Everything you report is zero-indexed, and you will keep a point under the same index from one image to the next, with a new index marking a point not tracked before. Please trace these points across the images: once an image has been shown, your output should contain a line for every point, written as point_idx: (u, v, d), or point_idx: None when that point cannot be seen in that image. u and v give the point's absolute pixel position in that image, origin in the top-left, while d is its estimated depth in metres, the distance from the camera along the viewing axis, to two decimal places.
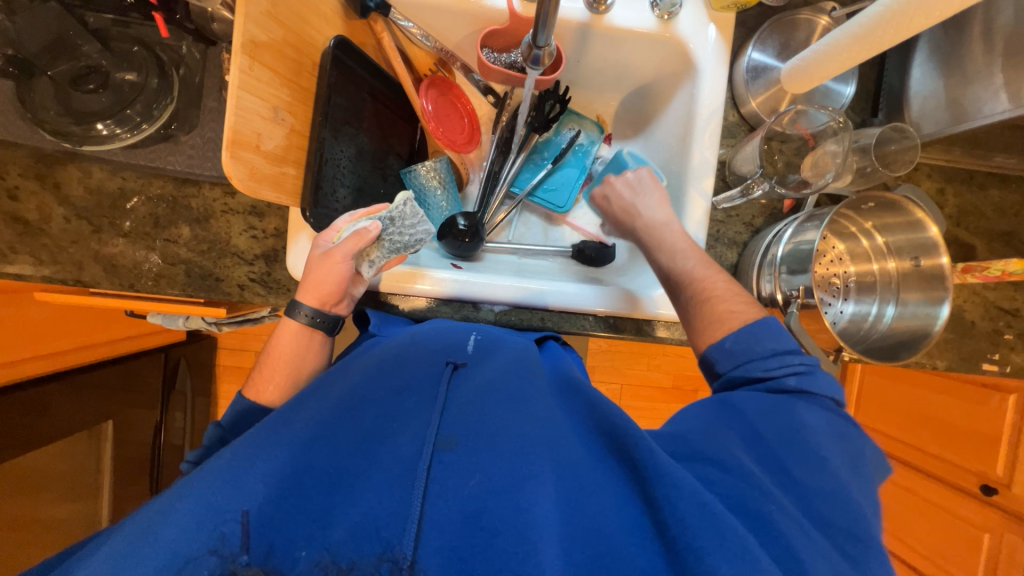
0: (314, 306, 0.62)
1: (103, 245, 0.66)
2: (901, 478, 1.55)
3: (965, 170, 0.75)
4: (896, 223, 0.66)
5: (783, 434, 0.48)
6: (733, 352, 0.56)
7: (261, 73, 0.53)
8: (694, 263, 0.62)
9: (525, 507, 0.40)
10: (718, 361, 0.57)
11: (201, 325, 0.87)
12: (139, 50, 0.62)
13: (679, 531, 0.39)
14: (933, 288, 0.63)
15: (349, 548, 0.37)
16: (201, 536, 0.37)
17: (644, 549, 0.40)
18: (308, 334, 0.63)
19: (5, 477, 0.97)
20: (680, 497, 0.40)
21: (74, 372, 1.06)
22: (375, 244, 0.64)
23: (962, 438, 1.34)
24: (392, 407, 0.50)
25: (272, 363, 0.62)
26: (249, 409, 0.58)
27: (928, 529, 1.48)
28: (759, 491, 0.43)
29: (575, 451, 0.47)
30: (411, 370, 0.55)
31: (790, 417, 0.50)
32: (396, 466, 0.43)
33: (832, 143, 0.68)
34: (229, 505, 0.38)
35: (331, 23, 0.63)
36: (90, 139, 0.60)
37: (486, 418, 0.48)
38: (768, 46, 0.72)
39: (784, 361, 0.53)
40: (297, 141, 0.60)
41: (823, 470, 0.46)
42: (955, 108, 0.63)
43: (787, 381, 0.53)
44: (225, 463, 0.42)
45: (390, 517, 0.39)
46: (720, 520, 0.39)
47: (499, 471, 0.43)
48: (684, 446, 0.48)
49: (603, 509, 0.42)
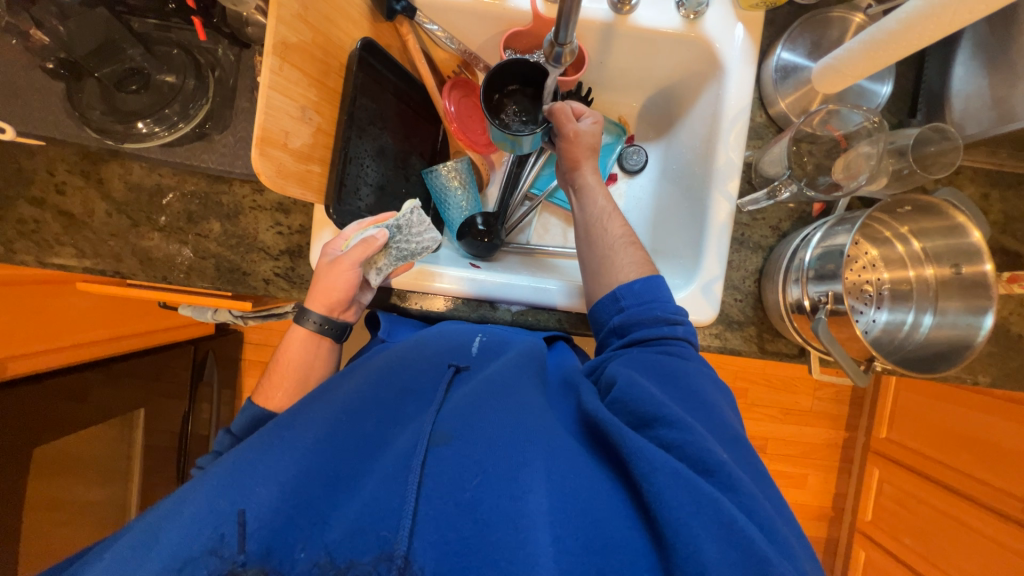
0: (322, 313, 0.64)
1: (140, 239, 0.70)
2: (939, 502, 1.44)
3: (1011, 174, 0.70)
4: (935, 228, 0.62)
5: (685, 383, 0.54)
6: (641, 295, 0.61)
7: (291, 74, 0.54)
8: (609, 224, 0.68)
9: (519, 496, 0.41)
10: (623, 298, 0.62)
11: (228, 318, 0.90)
12: (178, 53, 0.64)
13: (658, 507, 0.41)
14: (975, 297, 0.59)
15: (345, 547, 0.38)
16: (200, 537, 0.37)
17: (635, 536, 0.41)
18: (316, 342, 0.65)
19: (55, 461, 1.02)
20: (656, 471, 0.43)
21: (110, 361, 1.12)
22: (382, 252, 0.66)
23: (1011, 462, 1.26)
24: (391, 411, 0.51)
25: (281, 372, 0.63)
26: (255, 416, 0.60)
27: (969, 557, 1.36)
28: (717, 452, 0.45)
29: (561, 439, 0.48)
30: (413, 371, 0.57)
31: (683, 364, 0.56)
32: (393, 461, 0.44)
33: (866, 145, 0.66)
34: (229, 507, 0.39)
35: (358, 25, 0.64)
36: (131, 137, 0.63)
37: (480, 411, 0.49)
38: (799, 45, 0.70)
39: (674, 319, 0.60)
40: (323, 140, 0.62)
41: (721, 416, 0.52)
42: (1000, 107, 0.60)
43: (677, 330, 0.60)
44: (232, 464, 0.44)
45: (382, 514, 0.40)
46: (697, 491, 0.41)
47: (492, 466, 0.43)
48: (629, 414, 0.50)
49: (594, 498, 0.43)
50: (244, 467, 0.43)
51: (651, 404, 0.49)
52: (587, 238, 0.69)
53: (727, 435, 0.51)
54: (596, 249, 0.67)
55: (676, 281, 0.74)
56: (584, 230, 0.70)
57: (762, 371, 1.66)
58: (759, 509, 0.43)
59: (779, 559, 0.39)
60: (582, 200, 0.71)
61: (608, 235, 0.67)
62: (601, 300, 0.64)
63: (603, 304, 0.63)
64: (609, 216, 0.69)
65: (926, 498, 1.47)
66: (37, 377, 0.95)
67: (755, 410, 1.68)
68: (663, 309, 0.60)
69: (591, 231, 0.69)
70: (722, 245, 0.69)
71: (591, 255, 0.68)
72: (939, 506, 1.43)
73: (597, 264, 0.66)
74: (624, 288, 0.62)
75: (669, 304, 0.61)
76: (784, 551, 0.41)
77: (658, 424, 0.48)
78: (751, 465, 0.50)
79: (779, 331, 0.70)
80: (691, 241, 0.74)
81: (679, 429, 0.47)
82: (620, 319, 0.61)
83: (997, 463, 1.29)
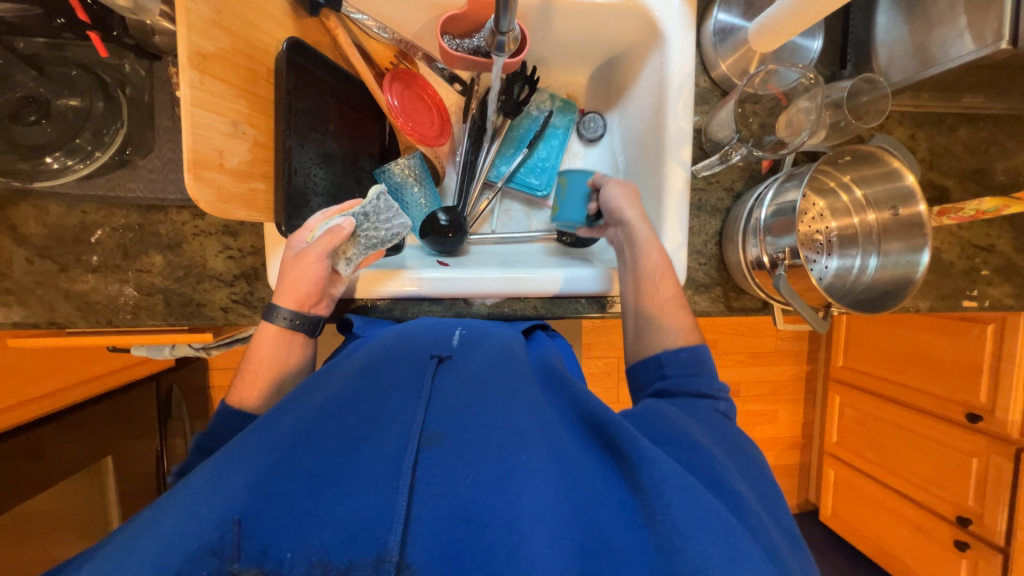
0: (292, 308, 0.61)
1: (72, 283, 0.63)
2: (891, 416, 1.59)
3: (934, 114, 0.75)
4: (874, 174, 0.66)
5: (718, 426, 0.54)
6: (686, 365, 0.60)
7: (214, 87, 0.50)
8: (658, 278, 0.66)
9: (512, 498, 0.41)
10: (666, 364, 0.60)
11: (189, 351, 0.85)
12: (79, 73, 0.58)
13: (661, 513, 0.41)
14: (912, 236, 0.64)
15: (341, 549, 0.38)
16: (194, 540, 0.37)
17: (633, 534, 0.41)
18: (287, 338, 0.62)
19: (17, 525, 0.96)
20: (665, 479, 0.42)
21: (64, 413, 1.04)
22: (352, 241, 0.63)
23: (949, 371, 1.40)
24: (374, 406, 0.50)
25: (255, 369, 0.60)
26: (229, 414, 0.57)
27: (919, 460, 1.52)
28: (726, 476, 0.46)
29: (557, 437, 0.48)
30: (398, 369, 0.55)
31: (718, 418, 0.55)
32: (381, 462, 0.43)
33: (804, 100, 0.68)
34: (215, 515, 0.38)
35: (281, 24, 0.59)
36: (39, 173, 0.57)
37: (471, 410, 0.49)
38: (733, 6, 0.70)
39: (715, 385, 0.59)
40: (262, 153, 0.58)
41: (745, 452, 0.52)
42: (921, 53, 0.63)
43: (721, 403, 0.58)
44: (213, 472, 0.43)
45: (374, 517, 0.39)
46: (703, 503, 0.41)
47: (486, 466, 0.43)
48: (653, 430, 0.51)
49: (589, 498, 0.44)
50: (224, 476, 0.42)
51: (672, 429, 0.50)
52: (636, 294, 0.67)
53: (739, 456, 0.51)
54: (644, 307, 0.66)
55: None
56: (631, 288, 0.68)
57: (729, 321, 1.74)
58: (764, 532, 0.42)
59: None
60: (631, 255, 0.68)
61: (659, 296, 0.65)
62: (643, 362, 0.63)
63: (645, 367, 0.62)
64: (659, 271, 0.66)
65: (880, 415, 1.62)
66: None
67: (726, 358, 1.78)
68: (706, 384, 0.58)
69: (641, 288, 0.66)
70: (682, 213, 0.71)
71: (637, 315, 0.66)
72: (892, 420, 1.59)
73: (644, 325, 0.65)
74: (668, 355, 0.60)
75: (712, 379, 0.59)
76: (787, 574, 0.40)
77: (675, 445, 0.49)
78: (769, 483, 0.50)
79: (742, 288, 0.74)
80: (651, 211, 0.75)
81: (695, 452, 0.48)
82: (661, 385, 0.60)
83: (938, 375, 1.43)
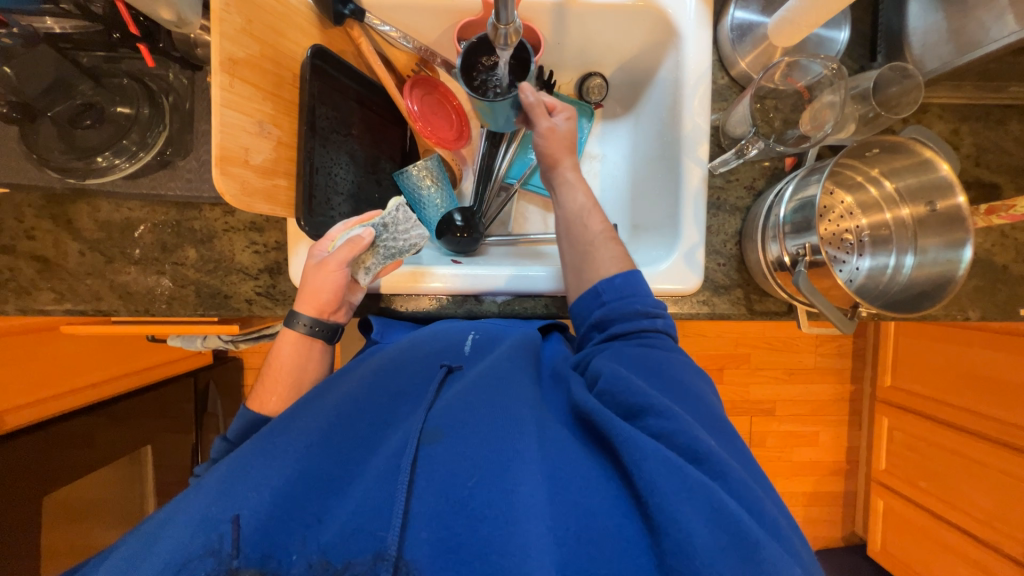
0: (312, 315, 0.64)
1: (117, 274, 0.69)
2: (949, 441, 1.44)
3: (979, 107, 0.70)
4: (906, 166, 0.62)
5: (675, 375, 0.53)
6: (621, 289, 0.61)
7: (242, 89, 0.54)
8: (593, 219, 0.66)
9: (508, 489, 0.41)
10: (604, 293, 0.61)
11: (219, 344, 0.90)
12: (129, 82, 0.64)
13: (649, 492, 0.40)
14: (953, 231, 0.59)
15: (342, 548, 0.38)
16: (201, 539, 0.38)
17: (620, 518, 0.40)
18: (307, 345, 0.64)
19: (63, 506, 1.04)
20: (644, 457, 0.42)
21: (110, 402, 1.12)
22: (370, 251, 0.66)
23: (1015, 394, 1.27)
24: (382, 413, 0.52)
25: (275, 377, 0.63)
26: (252, 421, 0.59)
27: (984, 492, 1.37)
28: (708, 442, 0.44)
29: (551, 431, 0.47)
30: (406, 376, 0.56)
31: (668, 357, 0.56)
32: (384, 462, 0.44)
33: (829, 94, 0.65)
34: (218, 513, 0.39)
35: (307, 33, 0.63)
36: (92, 172, 0.62)
37: (470, 407, 0.48)
38: (752, 2, 0.69)
39: (652, 314, 0.59)
40: (286, 152, 0.62)
41: (710, 405, 0.52)
42: (959, 38, 0.59)
43: (656, 323, 0.59)
44: (223, 472, 0.45)
45: (374, 513, 0.40)
46: (686, 476, 0.40)
47: (484, 460, 0.43)
48: (617, 401, 0.49)
49: (586, 487, 0.42)
50: (237, 476, 0.43)
51: (638, 392, 0.48)
52: (568, 237, 0.67)
53: (718, 424, 0.50)
54: (576, 246, 0.66)
55: (656, 253, 0.73)
56: (563, 227, 0.68)
57: (763, 335, 1.65)
58: (749, 494, 0.42)
59: (778, 550, 0.39)
60: (561, 198, 0.69)
61: (588, 232, 0.66)
62: (581, 296, 0.63)
63: (585, 299, 0.63)
64: (590, 212, 0.67)
65: (935, 440, 1.48)
66: (40, 425, 0.97)
67: (760, 373, 1.68)
68: (643, 304, 0.60)
69: (571, 228, 0.67)
70: (698, 211, 0.69)
71: (573, 253, 0.66)
72: (950, 447, 1.44)
73: (580, 261, 0.65)
74: (604, 283, 0.61)
75: (648, 298, 0.60)
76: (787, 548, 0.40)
77: (643, 414, 0.47)
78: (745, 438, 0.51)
79: (765, 290, 0.70)
80: (668, 209, 0.74)
81: (668, 418, 0.46)
82: (601, 314, 0.61)
83: (1002, 398, 1.30)
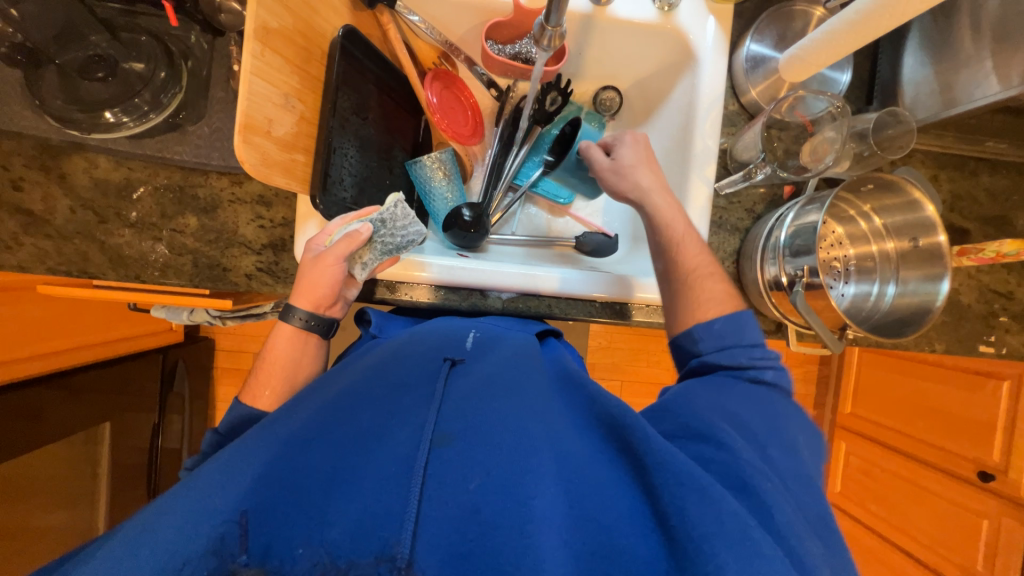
0: (308, 309, 0.62)
1: (109, 236, 0.66)
2: (901, 469, 1.53)
3: (958, 158, 0.77)
4: (894, 204, 0.67)
5: (754, 417, 0.51)
6: (721, 336, 0.58)
7: (272, 60, 0.53)
8: (693, 249, 0.64)
9: (523, 501, 0.41)
10: (701, 340, 0.59)
11: (205, 319, 0.86)
12: (147, 39, 0.62)
13: (678, 518, 0.40)
14: (932, 266, 0.64)
15: (347, 547, 0.38)
16: (200, 538, 0.38)
17: (645, 539, 0.41)
18: (303, 339, 0.63)
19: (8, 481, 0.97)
20: (676, 483, 0.42)
21: (66, 374, 1.05)
22: (367, 246, 0.64)
23: (959, 427, 1.36)
24: (385, 404, 0.50)
25: (268, 369, 0.61)
26: (244, 415, 0.58)
27: (928, 518, 1.46)
28: (753, 484, 0.43)
29: (569, 442, 0.48)
30: (409, 368, 0.55)
31: (749, 398, 0.53)
32: (394, 461, 0.44)
33: (831, 129, 0.70)
34: (226, 506, 0.40)
35: (338, 13, 0.63)
36: (97, 127, 0.60)
37: (483, 411, 0.49)
38: (766, 36, 0.74)
39: (759, 354, 0.57)
40: (306, 129, 0.61)
41: (789, 446, 0.50)
42: (947, 92, 0.65)
43: (763, 373, 0.56)
44: (225, 462, 0.44)
45: (385, 515, 0.40)
46: (717, 504, 0.41)
47: (496, 466, 0.44)
48: (668, 426, 0.51)
49: (602, 498, 0.43)
50: (238, 467, 0.43)
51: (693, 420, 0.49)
52: (663, 274, 0.65)
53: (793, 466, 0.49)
54: (673, 285, 0.64)
55: None
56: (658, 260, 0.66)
57: None
58: (790, 535, 0.41)
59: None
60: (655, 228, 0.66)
61: (686, 267, 0.63)
62: (679, 338, 0.61)
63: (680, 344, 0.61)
64: (686, 241, 0.64)
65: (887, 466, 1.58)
66: None
67: None
68: (746, 353, 0.57)
69: (667, 265, 0.65)
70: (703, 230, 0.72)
71: (669, 292, 0.65)
72: (902, 474, 1.53)
73: (675, 299, 0.64)
74: (702, 329, 0.59)
75: (750, 348, 0.58)
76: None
77: (692, 444, 0.48)
78: None
79: (757, 308, 0.74)
80: None
81: (720, 449, 0.46)
82: (697, 362, 0.58)
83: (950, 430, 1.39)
